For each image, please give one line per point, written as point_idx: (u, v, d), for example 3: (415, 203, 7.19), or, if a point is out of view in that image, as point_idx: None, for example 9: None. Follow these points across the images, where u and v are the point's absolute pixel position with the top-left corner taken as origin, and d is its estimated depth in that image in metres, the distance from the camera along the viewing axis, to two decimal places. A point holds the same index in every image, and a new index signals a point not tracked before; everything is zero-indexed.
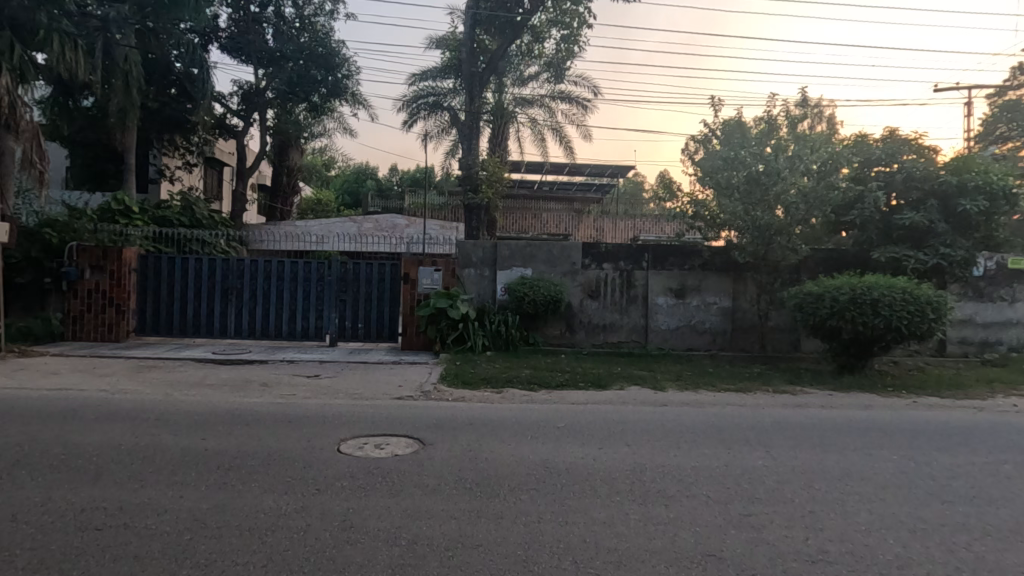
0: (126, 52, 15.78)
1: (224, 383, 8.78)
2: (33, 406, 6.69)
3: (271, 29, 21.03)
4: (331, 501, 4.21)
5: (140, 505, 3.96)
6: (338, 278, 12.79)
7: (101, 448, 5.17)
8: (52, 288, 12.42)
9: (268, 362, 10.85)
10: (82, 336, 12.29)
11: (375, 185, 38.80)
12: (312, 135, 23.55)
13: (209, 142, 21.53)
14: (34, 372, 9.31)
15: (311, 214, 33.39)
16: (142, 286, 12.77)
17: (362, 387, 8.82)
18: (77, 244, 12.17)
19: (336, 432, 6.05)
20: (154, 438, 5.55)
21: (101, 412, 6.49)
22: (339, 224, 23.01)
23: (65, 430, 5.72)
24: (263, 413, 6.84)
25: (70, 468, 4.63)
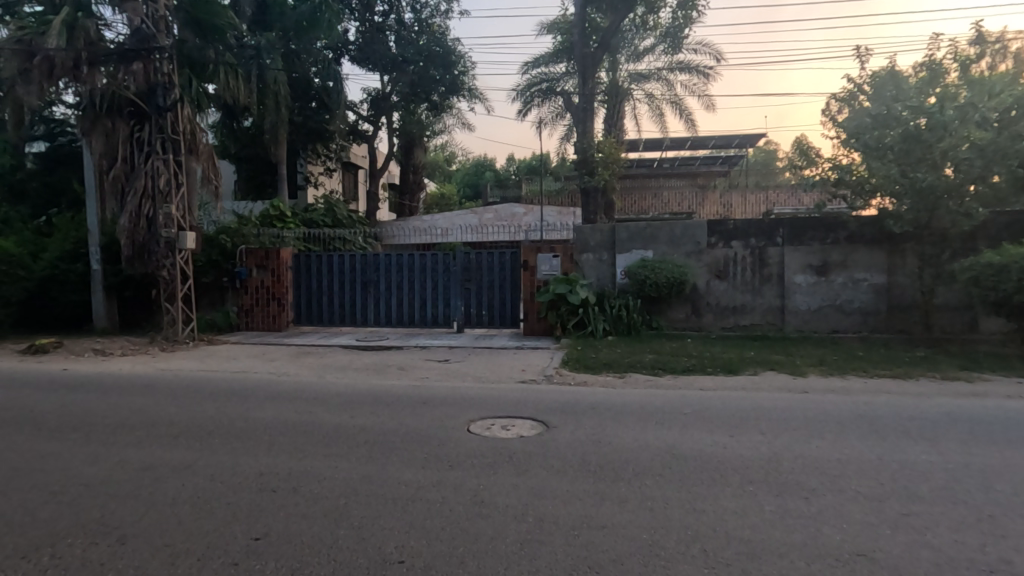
0: (275, 75, 17.70)
1: (366, 367, 9.67)
2: (221, 386, 7.92)
3: (393, 36, 22.34)
4: (463, 476, 4.50)
5: (304, 472, 4.53)
6: (463, 268, 13.43)
7: (274, 422, 6.00)
8: (227, 285, 14.48)
9: (404, 348, 11.75)
10: (253, 326, 14.23)
11: (492, 176, 39.88)
12: (434, 133, 24.97)
13: (345, 148, 23.55)
14: (219, 357, 10.97)
15: (436, 208, 35.33)
16: (297, 282, 14.47)
17: (488, 371, 9.23)
18: (245, 248, 14.17)
19: (467, 414, 6.42)
20: (312, 416, 6.29)
21: (271, 392, 7.51)
22: (462, 216, 24.07)
23: (246, 407, 6.71)
24: (402, 395, 7.46)
25: (250, 438, 5.44)
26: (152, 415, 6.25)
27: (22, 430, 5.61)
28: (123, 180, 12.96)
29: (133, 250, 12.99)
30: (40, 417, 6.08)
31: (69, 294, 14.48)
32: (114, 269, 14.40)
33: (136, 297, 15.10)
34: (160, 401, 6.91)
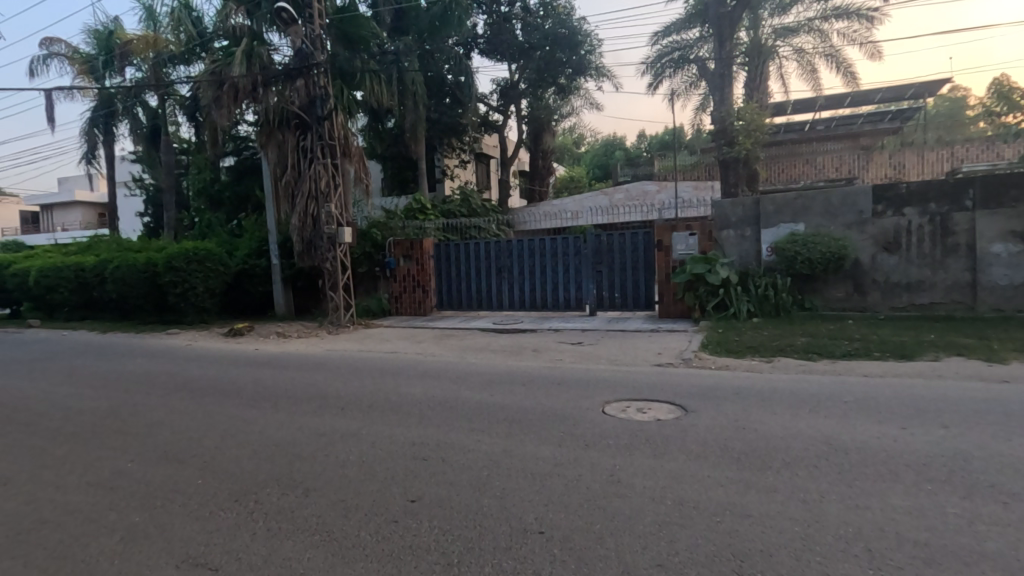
0: (412, 76, 19.09)
1: (503, 349, 10.10)
2: (377, 366, 8.77)
3: (519, 24, 22.65)
4: (599, 456, 4.54)
5: (450, 444, 4.88)
6: (594, 251, 13.38)
7: (423, 398, 6.53)
8: (379, 274, 15.88)
9: (538, 331, 12.04)
10: (402, 311, 15.51)
11: (622, 154, 38.78)
12: (562, 116, 24.92)
13: (477, 139, 24.47)
14: (375, 339, 12.15)
15: (566, 192, 35.39)
16: (438, 269, 15.50)
17: (623, 354, 9.13)
18: (393, 240, 15.46)
19: (601, 395, 6.43)
20: (455, 393, 6.75)
21: (419, 372, 8.16)
22: (592, 198, 23.83)
23: (399, 384, 7.37)
24: (537, 376, 7.68)
25: (403, 412, 5.98)
26: (323, 389, 7.14)
27: (228, 398, 6.73)
28: (292, 185, 14.79)
29: (303, 246, 14.84)
30: (240, 389, 7.24)
31: (257, 286, 16.97)
32: (288, 263, 16.56)
33: (306, 286, 17.24)
34: (329, 377, 7.87)
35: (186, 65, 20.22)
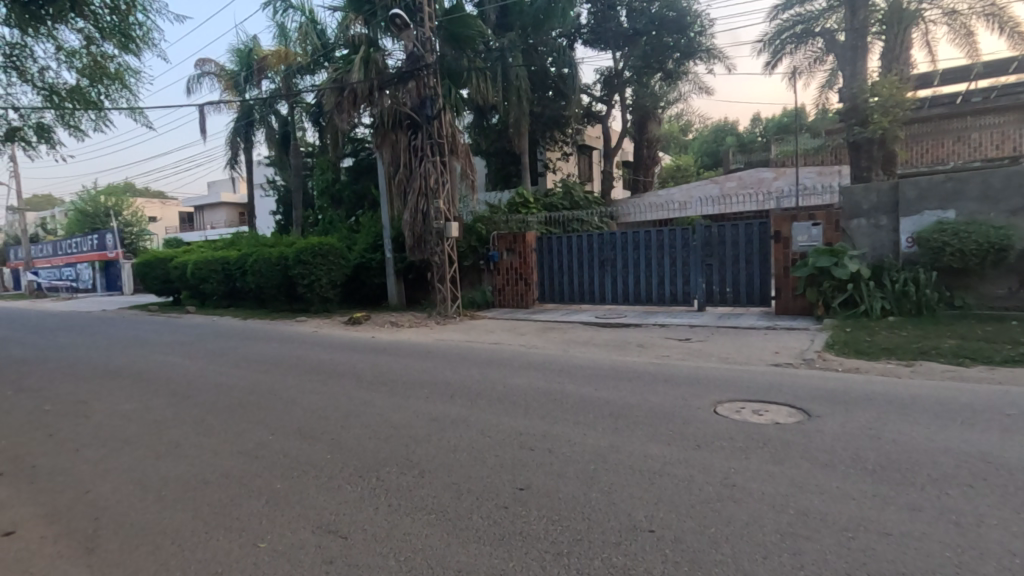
0: (517, 72, 19.33)
1: (607, 343, 9.98)
2: (482, 356, 9.05)
3: (624, 10, 21.99)
4: (712, 457, 4.35)
5: (556, 436, 4.92)
6: (703, 243, 12.81)
7: (527, 390, 6.64)
8: (483, 267, 16.32)
9: (643, 326, 11.75)
10: (505, 303, 15.83)
11: (734, 140, 36.37)
12: (669, 102, 23.99)
13: (580, 131, 24.24)
14: (480, 330, 12.53)
15: (671, 181, 34.07)
16: (541, 262, 15.63)
17: (735, 352, 8.66)
18: (496, 233, 15.79)
19: (713, 394, 6.15)
20: (560, 386, 6.80)
21: (523, 363, 8.30)
22: (701, 188, 22.70)
23: (504, 374, 7.56)
24: (643, 371, 7.50)
25: (509, 401, 6.12)
26: (434, 377, 7.50)
27: (350, 382, 7.30)
28: (404, 183, 15.63)
29: (414, 240, 15.65)
30: (360, 373, 7.82)
31: (372, 278, 18.18)
32: (400, 256, 17.54)
33: (416, 279, 18.16)
34: (439, 365, 8.25)
35: (312, 75, 22.03)
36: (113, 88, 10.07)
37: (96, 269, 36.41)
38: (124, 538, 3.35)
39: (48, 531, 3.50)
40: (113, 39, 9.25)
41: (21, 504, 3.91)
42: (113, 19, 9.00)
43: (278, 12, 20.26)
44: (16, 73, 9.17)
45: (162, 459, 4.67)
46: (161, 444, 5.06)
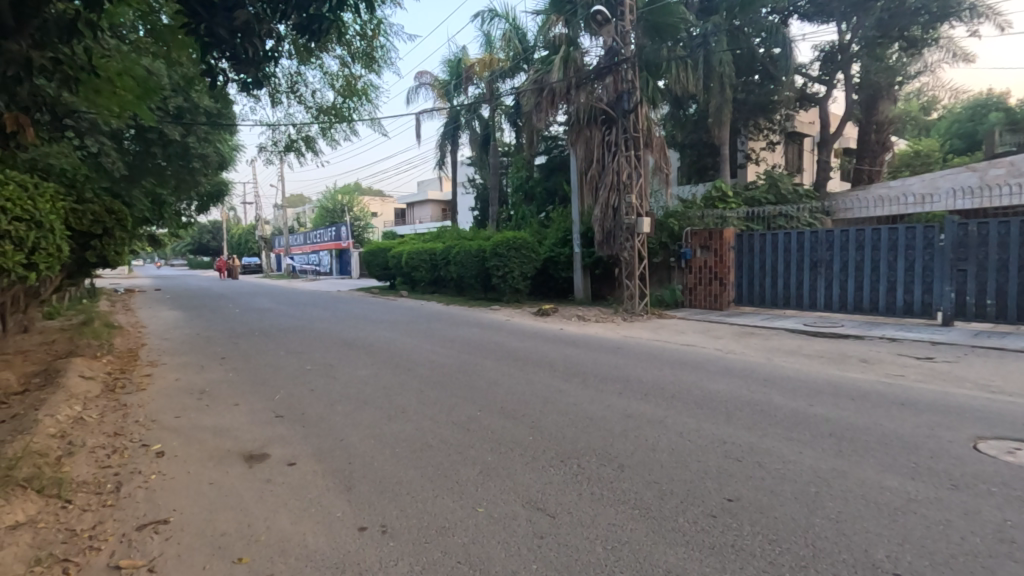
0: (721, 56, 17.95)
1: (820, 355, 8.86)
2: (674, 357, 8.73)
3: None
4: (977, 503, 3.59)
5: (766, 450, 4.52)
6: (954, 243, 10.61)
7: (727, 397, 6.22)
8: (674, 265, 15.71)
9: (865, 338, 10.20)
10: (696, 304, 15.00)
11: (1002, 115, 28.93)
12: (909, 76, 20.27)
13: (791, 117, 21.79)
14: (670, 330, 12.09)
15: (907, 170, 28.72)
16: (739, 262, 14.56)
17: (1000, 379, 7.02)
18: (690, 230, 15.00)
19: (970, 427, 5.08)
20: (765, 396, 6.25)
21: (721, 368, 7.80)
22: (950, 177, 18.74)
23: (699, 378, 7.19)
24: (870, 390, 6.51)
25: (709, 407, 5.80)
26: (625, 373, 7.48)
27: (545, 370, 7.64)
28: (597, 178, 15.71)
29: (603, 235, 15.67)
30: (553, 363, 8.14)
31: (561, 272, 18.71)
32: (588, 251, 17.71)
33: (603, 274, 18.20)
34: (630, 362, 8.19)
35: (512, 79, 23.30)
36: (360, 103, 11.88)
37: (334, 256, 43.69)
38: (371, 482, 3.98)
39: (318, 466, 4.32)
40: (361, 61, 10.88)
41: (298, 441, 4.90)
42: (362, 44, 10.58)
43: (485, 22, 21.85)
44: (294, 97, 11.35)
45: (393, 420, 5.44)
46: (391, 407, 5.89)
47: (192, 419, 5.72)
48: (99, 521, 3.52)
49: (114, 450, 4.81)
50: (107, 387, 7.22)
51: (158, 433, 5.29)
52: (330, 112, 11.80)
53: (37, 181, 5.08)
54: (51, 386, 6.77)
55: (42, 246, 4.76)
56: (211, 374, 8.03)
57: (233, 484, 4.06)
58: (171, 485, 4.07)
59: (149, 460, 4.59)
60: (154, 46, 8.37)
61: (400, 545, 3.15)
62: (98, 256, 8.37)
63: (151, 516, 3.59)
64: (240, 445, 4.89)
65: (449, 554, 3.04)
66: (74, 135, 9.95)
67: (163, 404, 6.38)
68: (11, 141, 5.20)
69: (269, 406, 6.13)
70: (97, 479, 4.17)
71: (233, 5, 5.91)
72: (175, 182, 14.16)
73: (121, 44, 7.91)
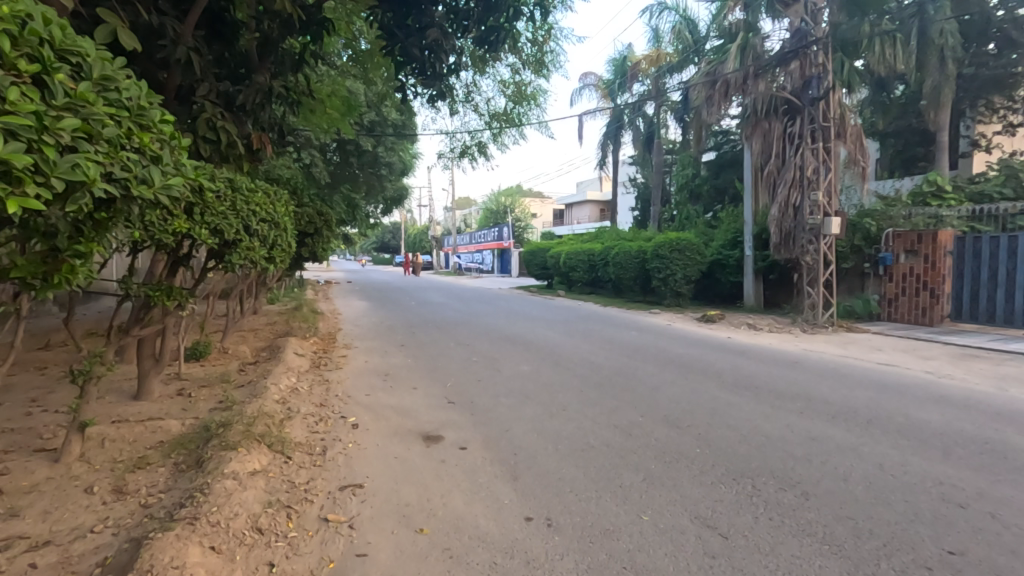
0: (942, 26, 15.21)
1: None
2: (870, 377, 7.60)
3: None
4: None
5: (1001, 499, 3.72)
6: None
7: (946, 430, 5.23)
8: (869, 272, 13.71)
9: None
10: (897, 317, 12.92)
11: None
12: None
13: None
14: (863, 346, 10.57)
15: None
16: (959, 269, 12.20)
17: None
18: (893, 231, 13.00)
19: None
20: (996, 434, 5.14)
21: (935, 395, 6.59)
22: None
23: (906, 404, 6.15)
24: None
25: (919, 439, 4.94)
26: (808, 390, 6.70)
27: (712, 380, 7.18)
28: (775, 175, 14.32)
29: (781, 237, 14.17)
30: (721, 373, 7.63)
31: (729, 276, 17.46)
32: (762, 255, 16.24)
33: (778, 279, 16.56)
34: (814, 379, 7.31)
35: (680, 73, 22.30)
36: (529, 106, 12.31)
37: (495, 255, 46.05)
38: (536, 475, 4.10)
39: (486, 454, 4.58)
40: (532, 66, 11.27)
41: (468, 428, 5.26)
42: (533, 50, 10.93)
43: (654, 16, 21.19)
44: (470, 105, 12.15)
45: (554, 417, 5.55)
46: (552, 404, 6.02)
47: (379, 398, 6.45)
48: (311, 478, 4.15)
49: (321, 419, 5.62)
50: (314, 364, 8.47)
51: (353, 408, 6.06)
52: (502, 118, 12.42)
53: (275, 190, 6.15)
54: (275, 360, 8.13)
55: (278, 242, 5.75)
56: (394, 359, 8.96)
57: (413, 461, 4.48)
58: (364, 454, 4.64)
59: (347, 430, 5.29)
60: (354, 69, 9.54)
61: (565, 541, 3.20)
62: (310, 252, 9.87)
63: (349, 479, 4.13)
64: (419, 426, 5.39)
65: (614, 558, 3.00)
66: (293, 151, 11.79)
67: (356, 382, 7.31)
68: (257, 158, 6.36)
69: (442, 392, 6.68)
70: (310, 441, 4.93)
71: (425, 25, 6.52)
72: (367, 188, 16.04)
73: (331, 70, 9.18)
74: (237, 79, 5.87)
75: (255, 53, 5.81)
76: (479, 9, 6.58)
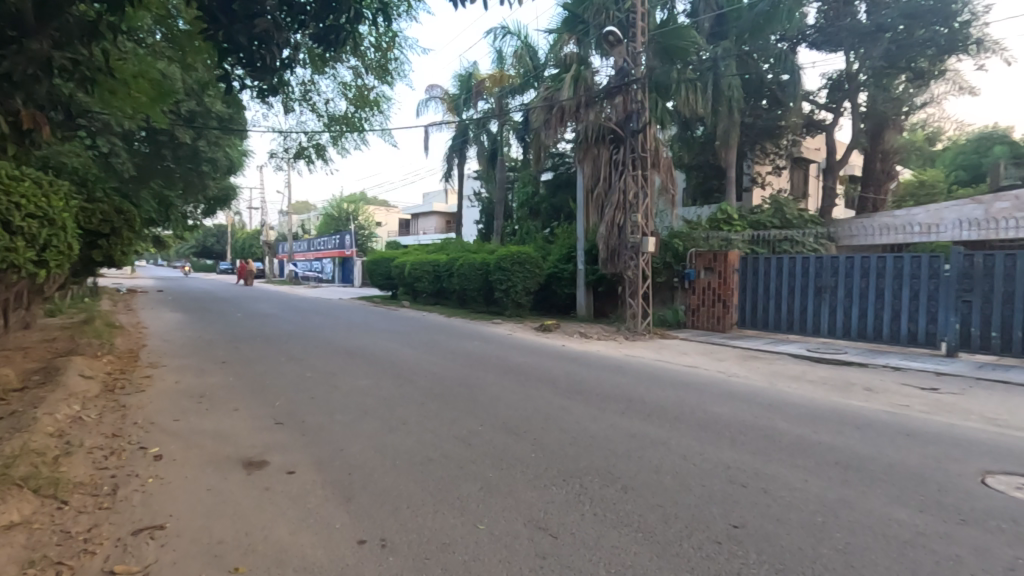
0: (729, 80, 18.25)
1: (824, 381, 8.80)
2: (679, 378, 8.67)
3: (865, 4, 18.84)
4: (985, 539, 3.50)
5: (771, 476, 4.47)
6: (960, 274, 10.70)
7: (734, 421, 6.15)
8: (677, 285, 15.67)
9: (868, 366, 10.17)
10: (698, 325, 14.95)
11: (1005, 147, 26.42)
12: (915, 106, 20.19)
13: (798, 142, 21.86)
14: (673, 351, 12.03)
15: (912, 200, 26.51)
16: (743, 284, 14.53)
17: (1004, 412, 6.95)
18: (695, 251, 15.00)
19: (973, 461, 5.00)
20: (769, 421, 6.18)
21: (727, 392, 7.72)
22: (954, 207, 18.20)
23: (706, 401, 7.11)
24: (875, 420, 6.42)
25: (715, 430, 5.74)
26: (630, 392, 7.41)
27: (548, 386, 7.60)
28: (603, 197, 15.77)
29: (608, 253, 15.61)
30: (555, 379, 8.10)
31: (564, 288, 18.67)
32: (592, 269, 17.69)
33: (606, 292, 18.17)
34: (634, 382, 8.11)
35: (522, 95, 23.52)
36: (372, 113, 11.98)
37: (337, 264, 43.73)
38: (372, 494, 3.93)
39: (317, 476, 4.27)
40: (375, 72, 10.98)
41: (297, 450, 4.85)
42: (376, 56, 10.69)
43: (498, 38, 22.09)
44: (307, 105, 11.45)
45: (393, 432, 5.38)
46: (392, 418, 5.85)
47: (191, 423, 5.68)
48: (94, 524, 3.48)
49: (112, 452, 4.77)
50: (106, 386, 7.19)
51: (157, 436, 5.25)
52: (342, 121, 11.91)
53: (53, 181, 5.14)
54: (51, 384, 6.71)
55: (52, 243, 5.15)
56: (212, 378, 7.98)
57: (231, 492, 4.01)
58: (168, 489, 4.03)
59: (146, 463, 4.55)
60: (170, 50, 8.43)
61: (399, 560, 3.10)
62: (105, 256, 8.40)
63: (147, 521, 3.55)
64: (239, 451, 4.85)
65: (449, 572, 2.98)
66: (84, 135, 9.99)
67: (162, 406, 6.36)
68: (27, 138, 5.24)
69: (268, 412, 6.09)
70: (95, 480, 4.15)
71: (254, 13, 5.96)
72: (183, 185, 14.21)
73: (137, 47, 7.98)
74: (2, 43, 4.77)
75: (30, 14, 4.72)
76: (317, 6, 6.22)
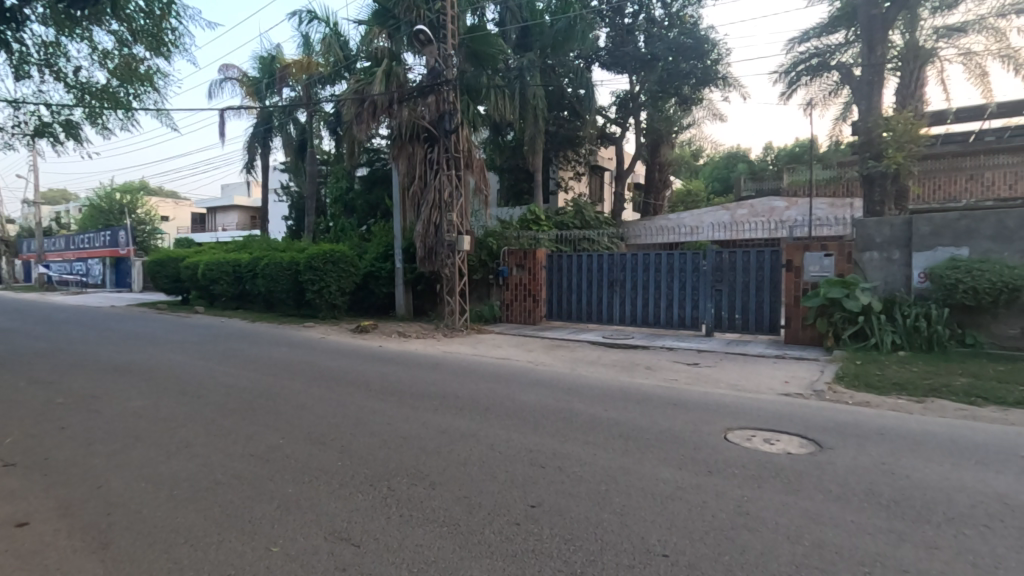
0: (534, 90, 19.64)
1: (615, 363, 9.97)
2: (493, 370, 9.05)
3: (643, 35, 21.69)
4: (724, 484, 4.29)
5: (567, 455, 4.90)
6: (714, 267, 12.98)
7: (539, 407, 6.62)
8: (492, 282, 16.34)
9: (650, 348, 11.79)
10: (512, 319, 15.86)
11: (745, 166, 32.71)
12: (682, 127, 23.87)
13: (594, 152, 24.39)
14: (488, 345, 12.53)
15: (681, 206, 31.36)
16: (550, 280, 15.75)
17: (743, 379, 8.63)
18: (507, 249, 15.86)
19: (720, 422, 6.11)
20: (569, 404, 6.79)
21: (535, 380, 8.29)
22: (710, 212, 22.01)
23: (516, 390, 7.54)
24: (652, 394, 7.46)
25: (521, 417, 6.12)
26: (445, 388, 7.53)
27: (361, 389, 7.33)
28: (418, 195, 15.73)
29: (425, 252, 15.65)
30: (369, 381, 7.85)
31: (381, 287, 18.09)
32: (410, 267, 17.55)
33: (425, 290, 18.19)
34: (450, 378, 8.25)
35: (332, 85, 22.30)
36: (142, 89, 10.29)
37: (107, 265, 36.66)
38: (138, 534, 3.37)
39: (61, 524, 3.52)
40: (145, 42, 9.44)
41: (33, 495, 3.94)
42: (146, 23, 9.21)
43: (303, 22, 20.60)
44: (50, 71, 9.38)
45: (171, 458, 4.69)
46: (171, 442, 5.09)
47: None
48: None
49: None
50: None
51: None
52: (100, 95, 9.98)
53: None
54: None
55: None
56: None
57: None
58: None
59: None
60: None
61: None
62: None
63: None
64: None
65: None
66: None
67: None
68: None
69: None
70: None
71: None
72: None
73: None
74: None
75: None
76: None
